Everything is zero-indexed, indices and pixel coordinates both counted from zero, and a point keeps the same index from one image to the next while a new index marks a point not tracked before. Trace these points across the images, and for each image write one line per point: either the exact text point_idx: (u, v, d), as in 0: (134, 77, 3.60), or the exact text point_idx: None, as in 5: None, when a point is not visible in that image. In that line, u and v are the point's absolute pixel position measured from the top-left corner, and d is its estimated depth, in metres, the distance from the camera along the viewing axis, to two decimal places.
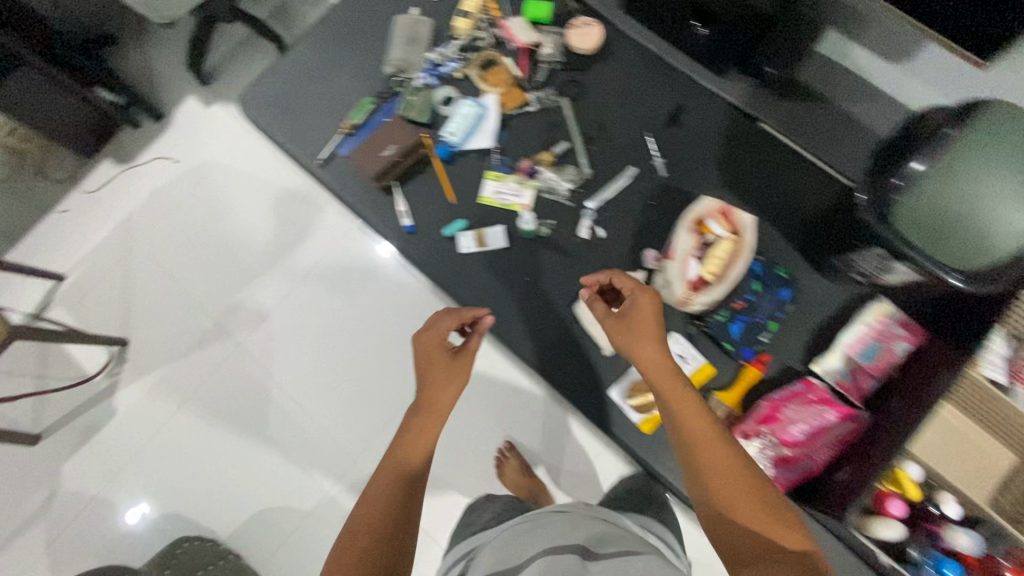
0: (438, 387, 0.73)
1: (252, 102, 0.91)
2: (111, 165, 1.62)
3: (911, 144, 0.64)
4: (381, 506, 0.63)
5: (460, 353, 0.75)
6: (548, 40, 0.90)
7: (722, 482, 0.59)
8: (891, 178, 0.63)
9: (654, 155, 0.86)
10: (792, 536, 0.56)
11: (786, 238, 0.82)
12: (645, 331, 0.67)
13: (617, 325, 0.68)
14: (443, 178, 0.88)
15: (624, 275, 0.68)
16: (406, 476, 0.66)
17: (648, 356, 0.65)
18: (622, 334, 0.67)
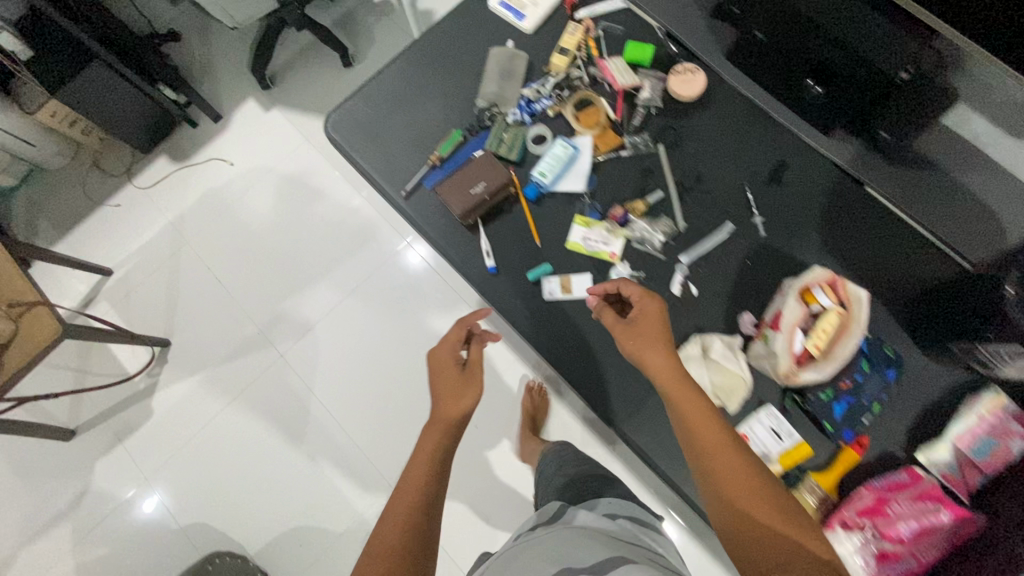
0: (444, 400, 0.75)
1: (338, 126, 0.90)
2: (167, 162, 1.62)
3: None
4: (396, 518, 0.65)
5: (467, 366, 0.78)
6: (647, 83, 0.87)
7: (730, 483, 0.61)
8: None
9: (754, 212, 0.82)
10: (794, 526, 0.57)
11: (892, 313, 0.77)
12: (654, 335, 0.69)
13: (624, 332, 0.71)
14: (530, 220, 0.84)
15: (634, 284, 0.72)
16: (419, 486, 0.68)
17: (654, 364, 0.68)
18: (627, 337, 0.70)
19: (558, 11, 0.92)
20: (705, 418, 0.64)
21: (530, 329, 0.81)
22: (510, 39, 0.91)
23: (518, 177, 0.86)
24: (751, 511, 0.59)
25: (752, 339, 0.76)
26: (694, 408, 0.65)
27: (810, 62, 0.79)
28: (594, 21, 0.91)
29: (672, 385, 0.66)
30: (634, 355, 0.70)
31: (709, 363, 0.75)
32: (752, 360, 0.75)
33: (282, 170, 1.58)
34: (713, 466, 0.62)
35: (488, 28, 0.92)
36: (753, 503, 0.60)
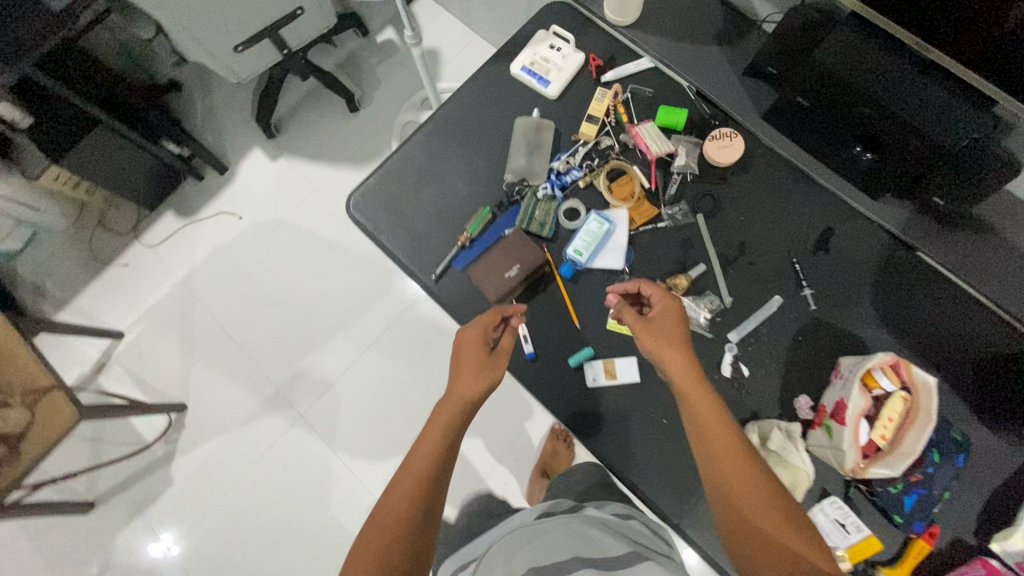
0: (458, 382, 0.70)
1: (361, 207, 0.87)
2: (175, 218, 1.58)
3: None
4: (398, 505, 0.64)
5: (495, 356, 0.71)
6: (682, 149, 0.83)
7: (735, 480, 0.63)
8: None
9: (803, 284, 0.79)
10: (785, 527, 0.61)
11: (953, 387, 0.74)
12: (676, 341, 0.69)
13: (646, 335, 0.71)
14: (568, 300, 0.80)
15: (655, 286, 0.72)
16: (424, 479, 0.65)
17: (674, 369, 0.68)
18: (647, 337, 0.71)
19: (584, 74, 0.88)
20: (718, 423, 0.65)
21: (573, 418, 0.77)
22: (535, 108, 0.88)
23: (552, 253, 0.83)
24: (750, 509, 0.62)
25: (811, 425, 0.73)
26: (709, 411, 0.65)
27: (856, 129, 0.75)
28: (622, 84, 0.87)
29: (691, 388, 0.66)
30: (655, 356, 0.69)
31: (768, 454, 0.71)
32: (810, 447, 0.72)
33: (293, 222, 1.55)
34: (722, 464, 0.64)
35: (511, 96, 0.89)
36: (753, 503, 0.62)
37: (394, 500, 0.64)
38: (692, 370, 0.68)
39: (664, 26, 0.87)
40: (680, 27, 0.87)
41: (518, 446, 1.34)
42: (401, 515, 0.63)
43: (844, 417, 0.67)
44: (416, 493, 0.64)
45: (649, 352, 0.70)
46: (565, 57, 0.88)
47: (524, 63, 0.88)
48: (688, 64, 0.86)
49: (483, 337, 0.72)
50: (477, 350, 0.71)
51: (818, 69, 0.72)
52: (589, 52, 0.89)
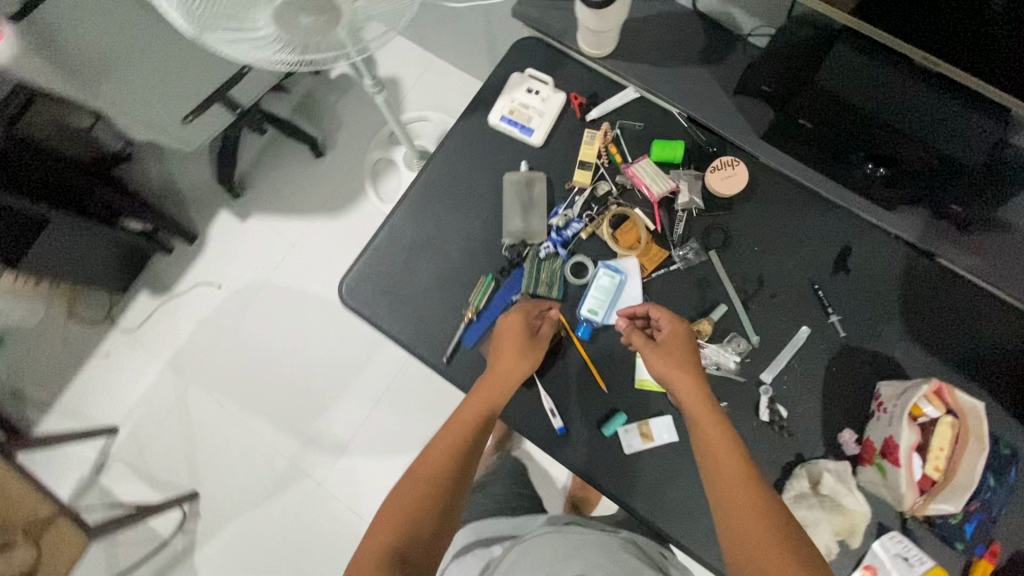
0: (500, 365, 0.71)
1: (354, 293, 0.81)
2: (150, 297, 1.50)
3: None
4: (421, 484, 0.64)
5: (539, 341, 0.73)
6: (684, 184, 0.79)
7: (732, 487, 0.61)
8: None
9: (828, 310, 0.76)
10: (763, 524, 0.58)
11: (995, 396, 0.72)
12: (682, 361, 0.69)
13: (652, 357, 0.69)
14: (591, 364, 0.76)
15: (659, 310, 0.72)
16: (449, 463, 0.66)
17: (677, 386, 0.68)
18: (652, 356, 0.69)
19: (568, 115, 0.83)
20: (719, 434, 0.64)
21: (615, 489, 0.73)
22: (523, 160, 0.82)
23: (565, 315, 0.78)
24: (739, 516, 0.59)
25: (859, 460, 0.70)
26: (710, 422, 0.65)
27: (867, 145, 0.70)
28: (610, 122, 0.82)
29: (696, 407, 0.66)
30: (660, 375, 0.69)
31: (822, 499, 0.69)
32: (861, 483, 0.70)
33: (276, 283, 1.48)
34: (720, 470, 0.62)
35: (494, 150, 0.83)
36: (750, 506, 0.59)
37: (414, 478, 0.65)
38: (697, 388, 0.67)
39: (645, 52, 0.82)
40: (662, 51, 0.82)
41: (545, 482, 1.31)
42: (417, 490, 0.64)
43: (896, 456, 0.64)
44: (436, 478, 0.65)
45: (655, 371, 0.70)
46: (546, 100, 0.82)
47: (503, 112, 0.83)
48: (676, 90, 0.81)
49: (522, 325, 0.72)
50: (518, 336, 0.72)
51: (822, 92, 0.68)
52: (569, 91, 0.84)
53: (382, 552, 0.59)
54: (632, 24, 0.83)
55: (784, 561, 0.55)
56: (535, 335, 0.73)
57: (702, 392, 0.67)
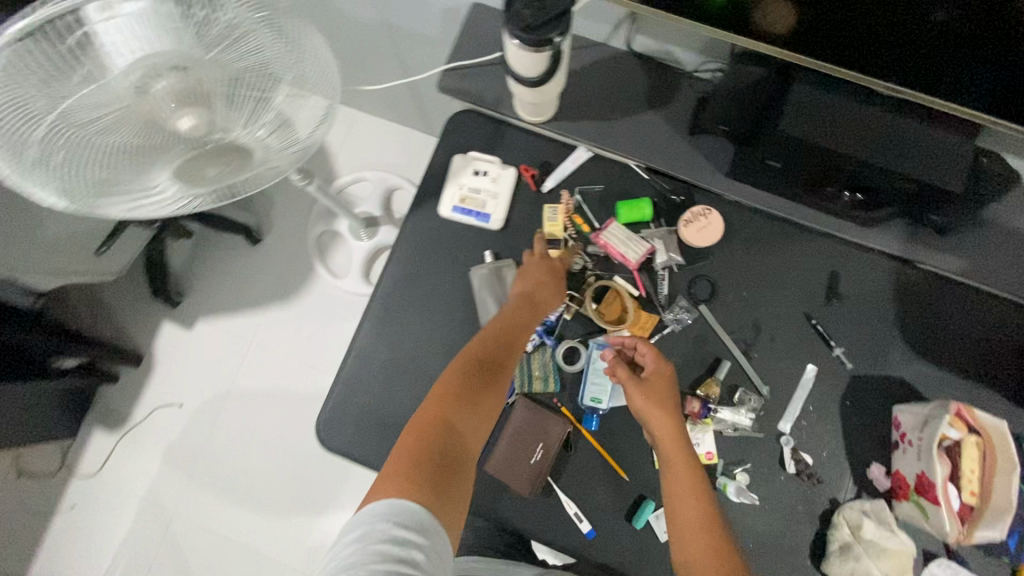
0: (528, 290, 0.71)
1: (334, 431, 0.74)
2: (106, 434, 1.37)
3: None
4: (467, 382, 0.64)
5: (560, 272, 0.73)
6: (659, 243, 0.74)
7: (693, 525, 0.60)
8: None
9: (831, 343, 0.73)
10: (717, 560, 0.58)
11: (1008, 396, 0.71)
12: (666, 402, 0.66)
13: (634, 394, 0.66)
14: (607, 456, 0.71)
15: (649, 347, 0.68)
16: (494, 368, 0.66)
17: (655, 425, 0.65)
18: (633, 391, 0.66)
19: (524, 190, 0.77)
20: (690, 477, 0.62)
21: None
22: (486, 248, 0.76)
23: (567, 407, 0.73)
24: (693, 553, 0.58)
25: (893, 494, 0.69)
26: (684, 467, 0.62)
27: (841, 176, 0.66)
28: (569, 189, 0.77)
29: (673, 452, 0.63)
30: (639, 413, 0.66)
31: (867, 546, 0.66)
32: (899, 516, 0.68)
33: (242, 388, 1.37)
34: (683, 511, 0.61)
35: (453, 242, 0.76)
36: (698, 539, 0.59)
37: (456, 376, 0.64)
38: (677, 431, 0.64)
39: (590, 107, 0.76)
40: (606, 102, 0.77)
41: None
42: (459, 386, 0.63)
43: (935, 493, 0.63)
44: (481, 380, 0.64)
45: (634, 408, 0.67)
46: (496, 179, 0.76)
47: (454, 201, 0.76)
48: (630, 142, 0.76)
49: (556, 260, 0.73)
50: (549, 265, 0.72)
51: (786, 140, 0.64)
52: (518, 163, 0.78)
53: (422, 440, 0.59)
54: (569, 80, 0.77)
55: None
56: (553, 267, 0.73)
57: (681, 437, 0.64)
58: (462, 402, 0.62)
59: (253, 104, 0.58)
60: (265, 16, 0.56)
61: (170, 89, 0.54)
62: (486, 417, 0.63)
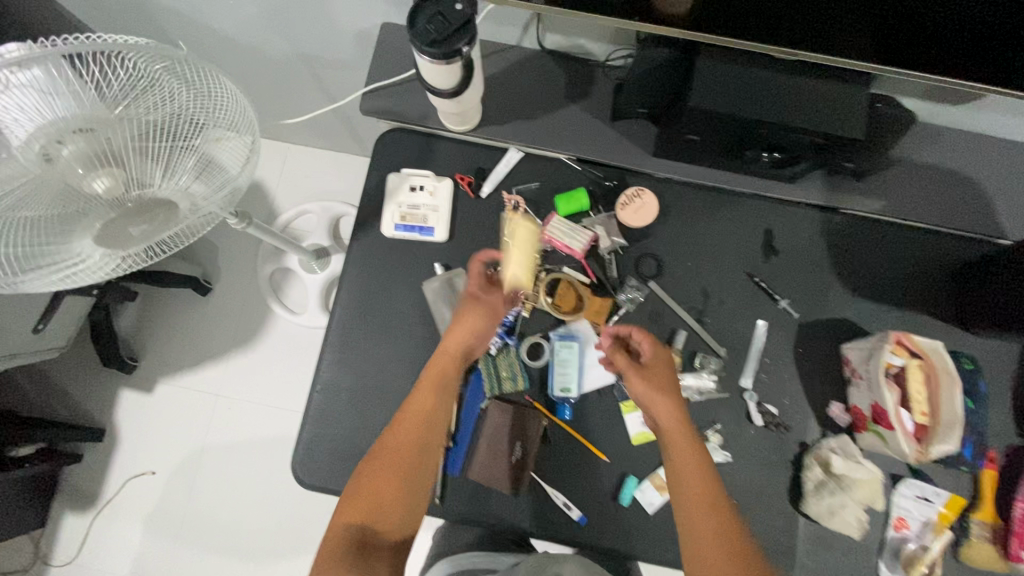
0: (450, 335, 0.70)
1: (312, 468, 0.73)
2: (79, 516, 1.30)
3: None
4: (388, 464, 0.63)
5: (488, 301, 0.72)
6: (601, 229, 0.77)
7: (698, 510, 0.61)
8: None
9: (776, 297, 0.76)
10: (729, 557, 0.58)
11: (939, 317, 0.77)
12: (663, 386, 0.68)
13: (633, 379, 0.68)
14: (585, 441, 0.73)
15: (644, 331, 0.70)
16: (416, 439, 0.64)
17: (658, 412, 0.66)
18: (633, 378, 0.68)
19: (462, 197, 0.78)
20: (694, 465, 0.63)
21: (654, 553, 0.71)
22: (435, 261, 0.76)
23: (539, 401, 0.74)
24: (700, 535, 0.60)
25: (854, 427, 0.73)
26: (690, 452, 0.64)
27: (756, 140, 0.70)
28: (507, 191, 0.78)
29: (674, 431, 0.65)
30: (641, 401, 0.68)
31: (838, 480, 0.70)
32: (863, 447, 0.72)
33: (215, 443, 1.33)
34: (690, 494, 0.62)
35: (401, 260, 0.77)
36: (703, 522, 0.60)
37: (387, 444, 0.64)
38: (679, 417, 0.66)
39: (513, 109, 0.78)
40: (528, 101, 0.79)
41: None
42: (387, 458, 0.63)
43: (888, 420, 0.67)
44: (406, 455, 0.64)
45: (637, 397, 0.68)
46: (434, 192, 0.77)
47: (395, 219, 0.76)
48: (557, 137, 0.78)
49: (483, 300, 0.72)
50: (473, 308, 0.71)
51: (699, 113, 0.66)
52: (453, 172, 0.79)
53: (344, 535, 0.60)
54: (489, 85, 0.78)
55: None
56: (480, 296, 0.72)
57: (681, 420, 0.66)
58: (387, 473, 0.62)
59: (172, 155, 0.58)
60: (164, 66, 0.57)
61: (77, 155, 0.53)
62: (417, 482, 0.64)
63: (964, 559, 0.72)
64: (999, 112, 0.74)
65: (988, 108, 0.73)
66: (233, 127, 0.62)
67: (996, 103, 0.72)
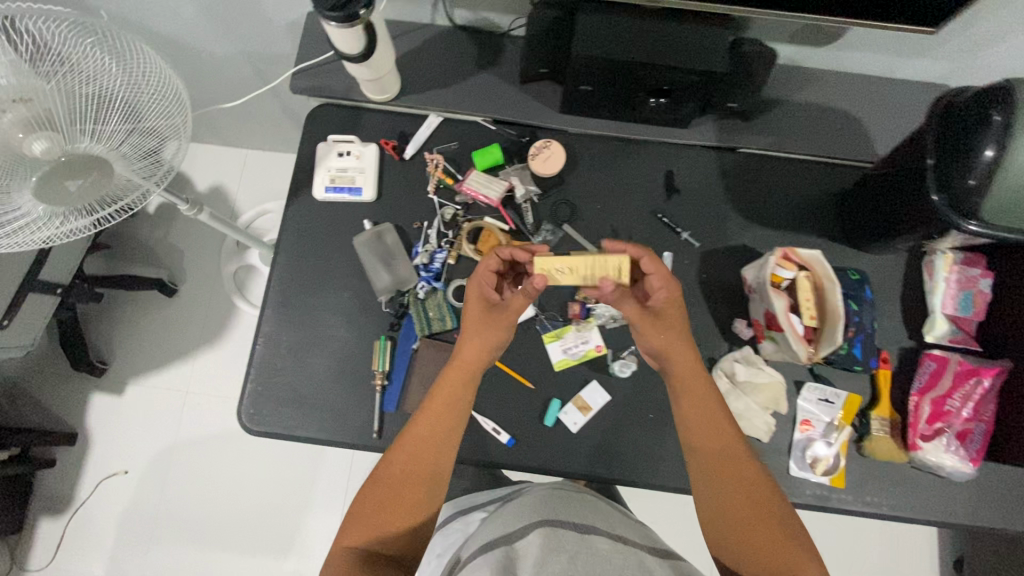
0: (463, 349, 0.71)
1: (257, 415, 0.78)
2: (54, 520, 1.32)
3: (970, 125, 0.60)
4: (408, 469, 0.67)
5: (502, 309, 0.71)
6: (516, 180, 0.84)
7: (712, 455, 0.67)
8: (940, 170, 0.62)
9: (679, 230, 0.84)
10: (741, 509, 0.64)
11: (829, 238, 0.84)
12: (674, 332, 0.71)
13: (646, 328, 0.70)
14: (512, 372, 0.79)
15: (661, 276, 0.70)
16: (426, 459, 0.68)
17: (677, 359, 0.70)
18: (653, 332, 0.70)
19: (387, 160, 0.85)
20: (701, 418, 0.69)
21: (578, 467, 0.77)
22: (364, 218, 0.83)
23: None
24: (713, 479, 0.66)
25: (756, 340, 0.79)
26: (695, 391, 0.69)
27: (642, 86, 0.77)
28: (429, 152, 0.85)
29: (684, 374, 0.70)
30: (661, 352, 0.70)
31: (741, 387, 0.76)
32: (766, 358, 0.78)
33: (187, 438, 1.36)
34: (698, 432, 0.68)
35: (333, 220, 0.83)
36: (716, 467, 0.67)
37: (407, 447, 0.68)
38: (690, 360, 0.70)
39: (429, 78, 0.86)
40: (442, 71, 0.86)
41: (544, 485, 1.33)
42: (406, 464, 0.67)
43: (779, 324, 0.73)
44: (423, 460, 0.67)
45: (655, 347, 0.71)
46: (360, 156, 0.84)
47: (326, 183, 0.83)
48: (471, 101, 0.85)
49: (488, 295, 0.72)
50: (482, 307, 0.72)
51: (585, 61, 0.73)
52: (377, 139, 0.86)
53: (369, 538, 0.64)
54: (406, 58, 0.86)
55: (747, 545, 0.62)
56: (494, 304, 0.72)
57: (694, 368, 0.70)
58: (409, 478, 0.66)
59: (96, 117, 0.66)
60: (94, 39, 0.67)
61: (16, 120, 0.59)
62: (436, 483, 0.67)
63: (869, 455, 0.77)
64: (863, 50, 0.83)
65: (852, 46, 0.82)
66: (162, 99, 0.70)
67: (859, 41, 0.81)
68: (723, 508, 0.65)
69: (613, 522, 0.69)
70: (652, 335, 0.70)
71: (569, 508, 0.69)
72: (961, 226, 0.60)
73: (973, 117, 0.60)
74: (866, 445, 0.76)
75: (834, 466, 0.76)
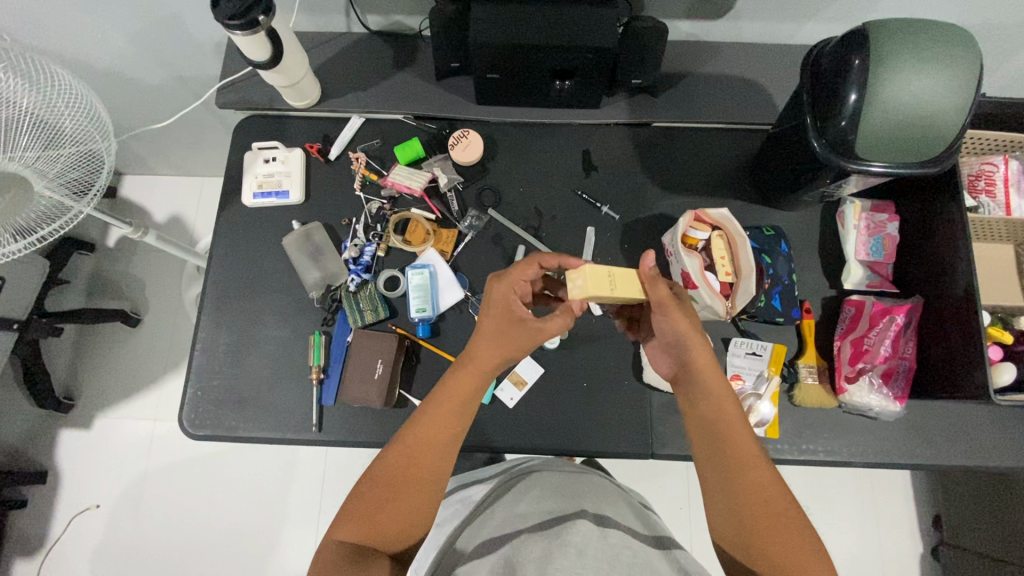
0: (476, 353, 0.66)
1: (199, 418, 0.79)
2: (28, 561, 1.31)
3: (837, 75, 0.64)
4: (404, 474, 0.62)
5: (528, 322, 0.65)
6: (438, 170, 0.87)
7: (733, 441, 0.62)
8: (815, 121, 0.67)
9: (599, 205, 0.87)
10: (759, 494, 0.59)
11: (745, 200, 0.87)
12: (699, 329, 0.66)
13: (674, 319, 0.65)
14: (446, 354, 0.81)
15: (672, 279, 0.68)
16: (425, 466, 0.63)
17: (695, 355, 0.65)
18: (678, 319, 0.65)
19: (313, 162, 0.88)
20: (721, 407, 0.64)
21: (517, 440, 0.79)
22: (293, 220, 0.86)
23: (402, 327, 0.82)
24: (731, 462, 0.61)
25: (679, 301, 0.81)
26: (716, 376, 0.65)
27: (546, 69, 0.80)
28: (353, 151, 0.88)
29: (708, 366, 0.64)
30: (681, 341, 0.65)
31: None
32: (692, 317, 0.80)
33: (157, 465, 1.36)
34: (714, 415, 0.64)
35: (264, 225, 0.86)
36: (738, 454, 0.61)
37: (403, 453, 0.63)
38: (711, 353, 0.65)
39: (348, 83, 0.89)
40: (359, 74, 0.90)
41: None
42: (400, 471, 0.62)
43: (694, 282, 0.76)
44: (424, 470, 0.62)
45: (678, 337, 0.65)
46: (286, 161, 0.87)
47: (254, 190, 0.86)
48: (389, 100, 0.89)
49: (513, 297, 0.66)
50: (508, 311, 0.66)
51: (485, 49, 0.76)
52: (303, 144, 0.89)
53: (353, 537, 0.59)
54: (324, 65, 0.90)
55: (756, 527, 0.58)
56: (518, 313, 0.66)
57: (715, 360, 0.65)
58: (406, 484, 0.61)
59: (9, 142, 0.72)
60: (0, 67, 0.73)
61: None
62: (432, 497, 0.62)
63: (801, 404, 0.78)
64: (758, 20, 0.86)
65: (746, 17, 0.85)
66: (76, 113, 0.78)
67: (752, 12, 0.84)
68: (738, 493, 0.60)
69: (615, 509, 0.66)
70: (679, 324, 0.65)
71: (586, 501, 0.66)
72: (860, 168, 0.65)
73: (838, 68, 0.64)
74: (797, 394, 0.78)
75: (767, 418, 0.77)
